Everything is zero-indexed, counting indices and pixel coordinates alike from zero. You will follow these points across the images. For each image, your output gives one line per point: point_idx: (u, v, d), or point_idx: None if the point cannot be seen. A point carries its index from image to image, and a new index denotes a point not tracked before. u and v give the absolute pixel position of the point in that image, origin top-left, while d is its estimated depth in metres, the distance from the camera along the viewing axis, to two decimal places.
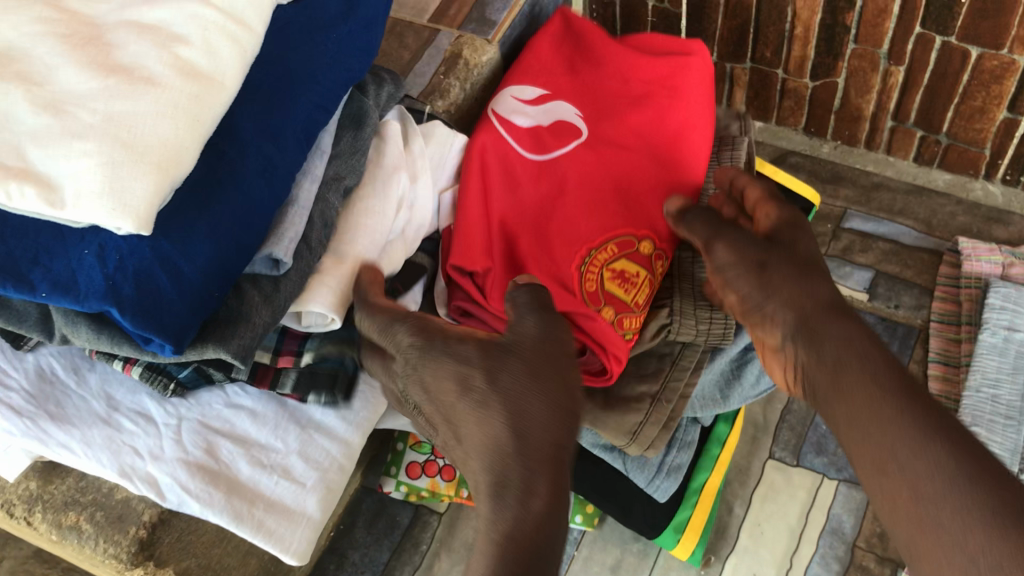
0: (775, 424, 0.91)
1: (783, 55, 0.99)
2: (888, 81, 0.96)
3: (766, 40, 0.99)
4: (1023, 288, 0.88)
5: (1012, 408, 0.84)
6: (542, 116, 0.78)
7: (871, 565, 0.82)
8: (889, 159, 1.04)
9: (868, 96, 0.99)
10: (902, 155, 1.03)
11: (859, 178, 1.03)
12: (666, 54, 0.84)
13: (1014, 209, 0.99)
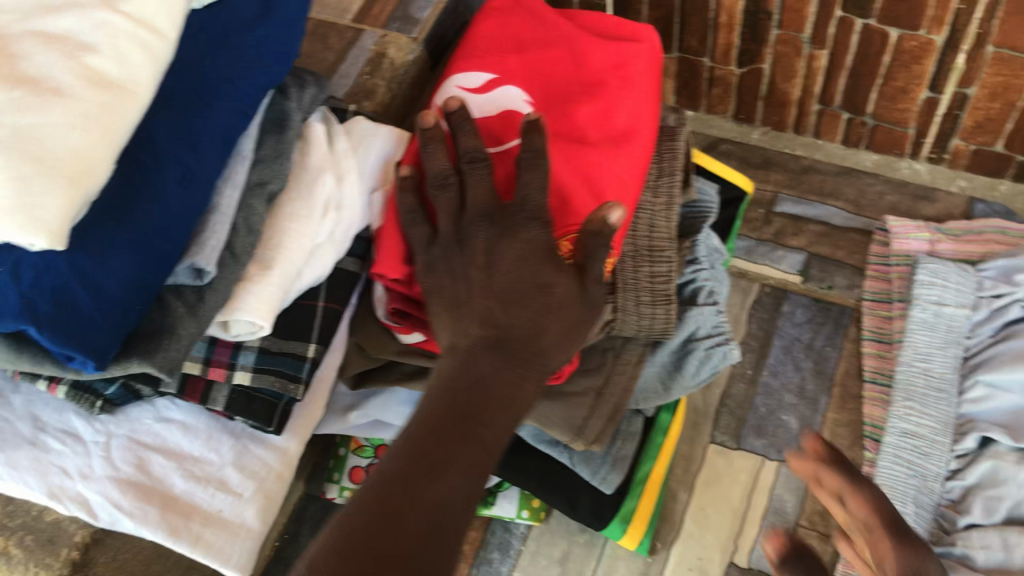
0: (716, 409, 0.91)
1: (709, 43, 1.00)
2: (812, 65, 0.97)
3: (691, 28, 0.99)
4: (949, 263, 0.90)
5: (942, 381, 0.86)
6: (483, 106, 0.72)
7: (813, 543, 0.82)
8: (818, 142, 1.05)
9: (793, 82, 1.00)
10: (831, 137, 1.04)
11: (790, 161, 1.04)
12: (618, 39, 0.79)
13: (939, 185, 1.01)
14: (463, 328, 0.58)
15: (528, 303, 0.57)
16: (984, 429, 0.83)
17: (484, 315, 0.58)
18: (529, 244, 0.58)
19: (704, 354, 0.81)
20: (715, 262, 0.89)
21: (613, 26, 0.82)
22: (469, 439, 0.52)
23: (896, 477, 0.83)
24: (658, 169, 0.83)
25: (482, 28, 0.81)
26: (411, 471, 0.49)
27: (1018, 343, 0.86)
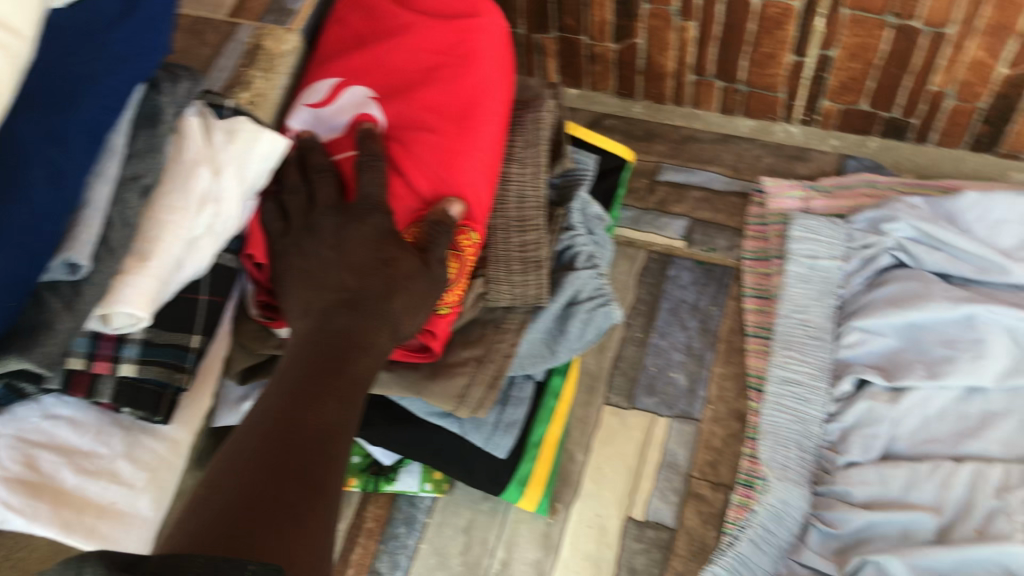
0: (609, 372, 0.95)
1: (584, 21, 1.03)
2: (683, 36, 1.00)
3: (565, 8, 1.02)
4: (821, 218, 0.96)
5: (818, 329, 0.92)
6: (332, 108, 0.81)
7: (705, 492, 0.87)
8: (696, 112, 1.09)
9: (667, 54, 1.03)
10: (708, 107, 1.09)
11: (670, 132, 1.08)
12: (455, 27, 0.89)
13: (813, 145, 1.06)
14: (318, 294, 0.68)
15: (375, 275, 0.68)
16: (859, 371, 0.89)
17: (337, 285, 0.68)
18: (375, 228, 0.71)
19: (585, 316, 0.89)
20: (596, 228, 0.96)
21: (449, 6, 0.92)
22: (337, 380, 0.61)
23: (778, 423, 0.88)
24: (523, 142, 0.91)
25: (329, 38, 0.92)
26: (287, 407, 0.58)
27: (889, 290, 0.92)
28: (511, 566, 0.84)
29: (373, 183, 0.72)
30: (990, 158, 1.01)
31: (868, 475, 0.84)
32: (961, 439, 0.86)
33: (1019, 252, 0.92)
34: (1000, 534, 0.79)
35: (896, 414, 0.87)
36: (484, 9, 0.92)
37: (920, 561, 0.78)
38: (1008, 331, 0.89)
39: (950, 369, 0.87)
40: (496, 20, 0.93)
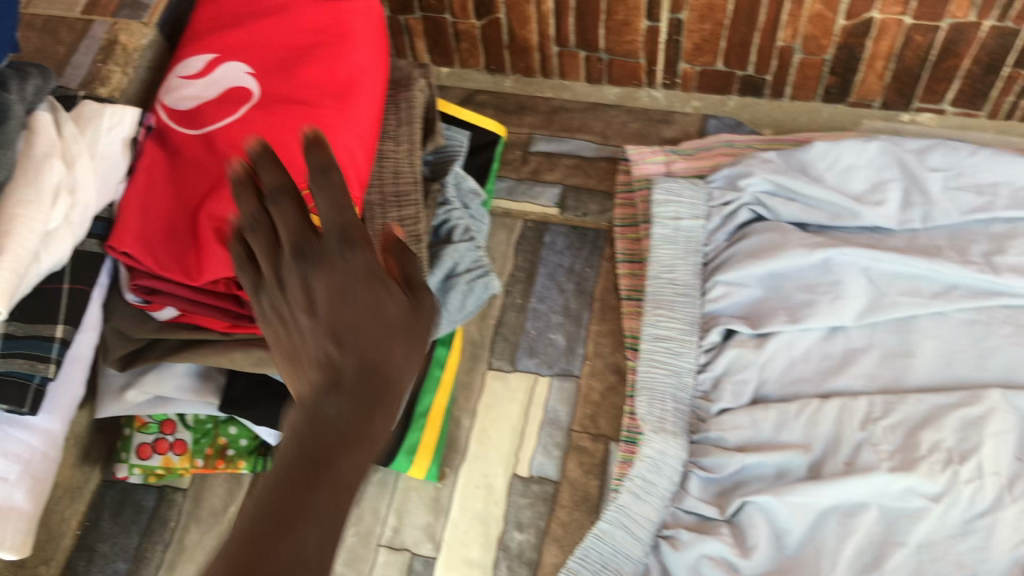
0: (491, 338, 0.97)
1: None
2: (541, 8, 1.03)
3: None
4: (682, 179, 1.00)
5: (685, 286, 0.96)
6: (209, 89, 0.83)
7: (586, 444, 0.91)
8: (564, 83, 1.13)
9: (529, 27, 1.06)
10: (575, 77, 1.12)
11: (540, 104, 1.11)
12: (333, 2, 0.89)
13: (676, 107, 1.11)
14: None
15: None
16: (725, 323, 0.93)
17: None
18: None
19: (466, 286, 0.88)
20: (472, 203, 0.95)
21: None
22: None
23: (652, 378, 0.92)
24: (397, 119, 0.89)
25: (203, 14, 0.89)
26: (253, 484, 0.46)
27: (751, 242, 0.96)
28: (403, 531, 0.87)
29: None
30: (841, 107, 1.08)
31: (739, 421, 0.88)
32: (825, 377, 0.91)
33: (867, 196, 0.97)
34: (865, 465, 0.85)
35: (762, 359, 0.91)
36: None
37: (793, 499, 0.84)
38: (864, 272, 0.94)
39: (811, 313, 0.91)
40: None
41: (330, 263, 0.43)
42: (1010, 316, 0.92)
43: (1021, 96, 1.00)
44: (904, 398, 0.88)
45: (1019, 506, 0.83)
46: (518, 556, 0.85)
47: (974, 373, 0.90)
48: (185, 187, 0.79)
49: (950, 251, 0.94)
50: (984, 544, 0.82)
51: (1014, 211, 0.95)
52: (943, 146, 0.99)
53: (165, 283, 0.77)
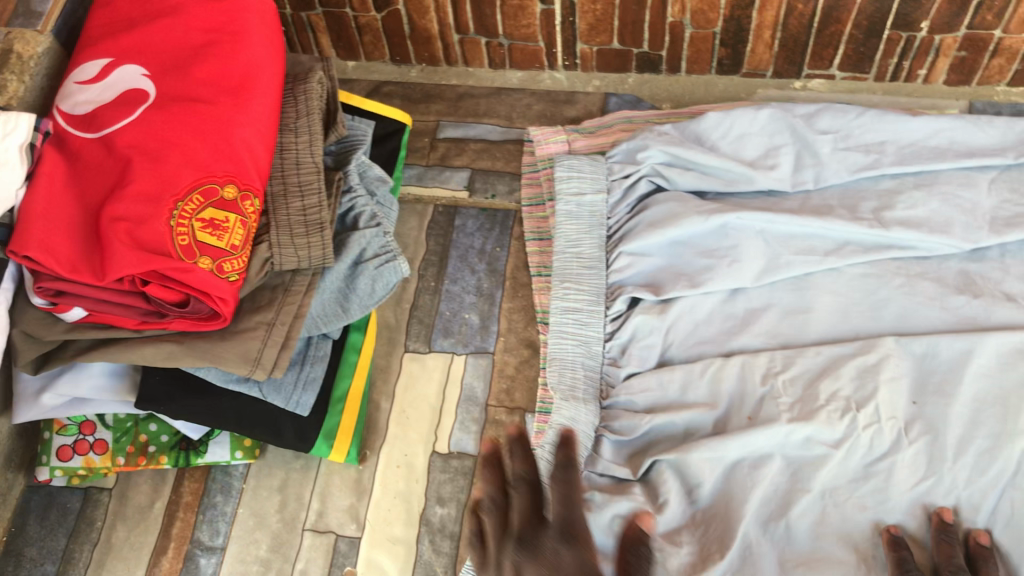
0: (406, 322, 1.00)
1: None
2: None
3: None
4: (582, 157, 1.04)
5: (590, 259, 1.00)
6: (106, 92, 0.84)
7: (502, 417, 0.94)
8: (469, 70, 1.17)
9: (428, 17, 1.09)
10: (479, 63, 1.16)
11: (446, 92, 1.15)
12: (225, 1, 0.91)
13: (578, 88, 1.15)
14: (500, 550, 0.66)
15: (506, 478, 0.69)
16: (630, 291, 0.96)
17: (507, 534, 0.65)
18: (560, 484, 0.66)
19: (374, 271, 0.91)
20: (377, 189, 0.98)
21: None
22: None
23: (563, 350, 0.95)
24: (295, 112, 0.92)
25: (96, 20, 0.90)
26: None
27: (652, 213, 0.99)
28: (327, 514, 0.90)
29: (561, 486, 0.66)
30: (735, 78, 1.12)
31: (648, 383, 0.93)
32: (728, 336, 0.95)
33: (761, 161, 1.02)
34: (766, 418, 0.89)
35: (667, 323, 0.95)
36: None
37: (700, 456, 0.87)
38: (760, 234, 0.98)
39: (711, 277, 0.95)
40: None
41: (537, 561, 0.60)
42: (900, 267, 0.97)
43: (902, 56, 1.06)
44: (803, 351, 0.92)
45: (915, 447, 0.87)
46: (440, 530, 0.87)
47: (867, 324, 0.95)
48: (87, 190, 0.80)
49: (842, 210, 0.99)
50: (883, 484, 0.87)
51: (898, 167, 1.00)
52: (830, 110, 1.04)
53: (73, 284, 0.78)
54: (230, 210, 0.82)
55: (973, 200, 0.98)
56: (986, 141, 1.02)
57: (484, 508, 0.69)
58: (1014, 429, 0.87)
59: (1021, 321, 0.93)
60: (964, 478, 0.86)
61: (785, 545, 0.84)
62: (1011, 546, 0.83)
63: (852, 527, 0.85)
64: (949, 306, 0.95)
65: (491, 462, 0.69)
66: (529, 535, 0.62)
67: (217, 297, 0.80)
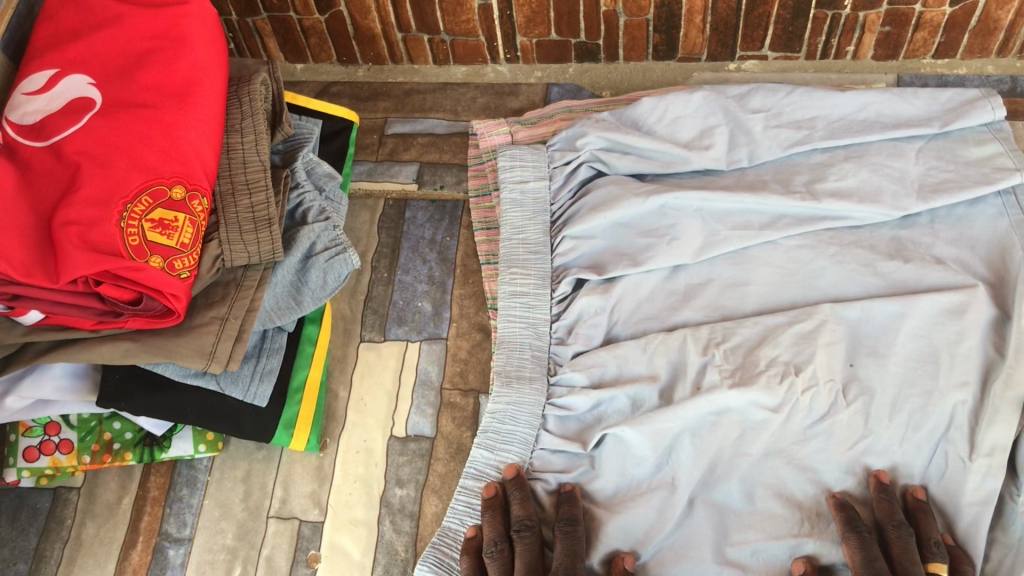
0: (361, 313, 1.04)
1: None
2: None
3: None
4: (524, 147, 1.09)
5: (535, 245, 1.05)
6: (53, 102, 0.87)
7: (457, 399, 0.98)
8: (414, 67, 1.24)
9: (371, 17, 1.15)
10: (423, 60, 1.23)
11: (393, 89, 1.21)
12: (166, 8, 0.94)
13: (521, 79, 1.21)
14: None
15: None
16: (575, 273, 1.00)
17: None
18: None
19: (325, 264, 0.94)
20: (326, 185, 1.01)
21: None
22: None
23: (512, 332, 0.99)
24: (240, 113, 0.95)
25: (41, 32, 0.93)
26: None
27: (592, 197, 1.04)
28: (290, 501, 0.93)
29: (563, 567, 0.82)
30: (672, 63, 1.18)
31: (599, 359, 0.96)
32: (670, 311, 0.99)
33: (696, 142, 1.07)
34: (710, 385, 0.92)
35: (611, 302, 0.99)
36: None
37: (650, 427, 0.91)
38: (697, 212, 1.02)
39: (651, 255, 0.99)
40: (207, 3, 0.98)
41: None
42: (833, 237, 1.01)
43: (830, 34, 1.12)
44: (741, 322, 0.96)
45: (852, 408, 0.91)
46: (400, 510, 0.91)
47: (803, 293, 0.99)
48: (37, 196, 0.82)
49: (775, 184, 1.03)
50: (823, 445, 0.91)
51: (828, 140, 1.05)
52: (761, 90, 1.10)
53: (27, 288, 0.80)
54: (179, 210, 0.85)
55: (901, 169, 1.03)
56: (912, 112, 1.07)
57: (483, 547, 0.85)
58: (944, 386, 0.91)
59: (952, 282, 0.96)
60: (899, 436, 0.90)
61: (727, 506, 0.90)
62: (945, 498, 0.88)
63: (793, 487, 0.90)
64: (881, 271, 0.98)
65: (495, 508, 0.88)
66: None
67: (169, 294, 0.83)
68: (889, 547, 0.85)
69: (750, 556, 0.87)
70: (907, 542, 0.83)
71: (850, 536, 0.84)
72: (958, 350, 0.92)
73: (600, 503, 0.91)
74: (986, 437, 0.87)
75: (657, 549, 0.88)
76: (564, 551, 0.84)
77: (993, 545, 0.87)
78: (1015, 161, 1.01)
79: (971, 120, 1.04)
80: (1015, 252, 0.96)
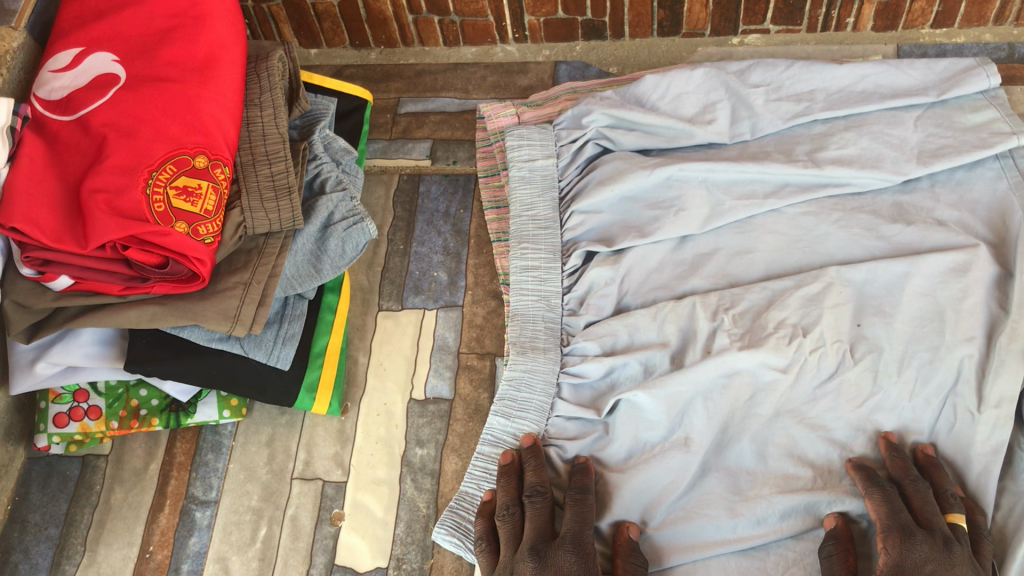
0: (379, 284, 1.10)
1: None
2: None
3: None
4: (530, 127, 1.12)
5: (545, 220, 1.07)
6: (79, 78, 0.90)
7: (473, 362, 1.03)
8: (425, 48, 1.34)
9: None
10: (434, 42, 1.33)
11: (405, 71, 1.31)
12: None
13: (529, 57, 1.31)
14: None
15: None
16: (584, 246, 1.03)
17: None
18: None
19: (343, 234, 0.98)
20: (342, 159, 1.05)
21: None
22: None
23: (525, 305, 1.02)
24: (259, 88, 0.99)
25: (66, 14, 0.96)
26: None
27: (600, 171, 1.07)
28: (313, 463, 0.98)
29: (572, 525, 0.83)
30: (676, 39, 1.28)
31: (609, 328, 0.98)
32: (678, 280, 1.01)
33: (700, 117, 1.10)
34: (720, 349, 0.93)
35: (620, 273, 1.02)
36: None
37: (663, 392, 0.92)
38: (702, 183, 1.04)
39: (659, 226, 1.01)
40: None
41: None
42: (837, 204, 1.03)
43: (830, 7, 1.20)
44: (749, 288, 0.98)
45: (861, 366, 0.93)
46: (421, 469, 0.97)
47: (808, 258, 1.01)
48: (65, 167, 0.85)
49: (778, 154, 1.06)
50: (833, 404, 0.92)
51: (828, 111, 1.07)
52: (761, 65, 1.12)
53: (57, 254, 0.82)
54: (202, 178, 0.88)
55: (901, 136, 1.05)
56: (909, 82, 1.09)
57: (496, 512, 0.88)
58: (951, 341, 0.92)
59: (955, 242, 0.97)
60: (908, 391, 0.91)
61: (740, 466, 0.91)
62: (955, 452, 0.89)
63: (805, 446, 0.91)
64: (885, 235, 1.00)
65: (509, 473, 0.90)
66: (543, 548, 0.82)
67: (194, 257, 0.85)
68: (909, 502, 0.85)
69: (766, 511, 0.87)
70: (925, 495, 0.84)
71: (872, 490, 0.84)
72: (963, 307, 0.93)
73: (612, 468, 0.92)
74: (994, 389, 0.88)
75: (668, 511, 0.89)
76: (573, 517, 0.84)
77: (1003, 494, 0.88)
78: (1012, 125, 1.03)
79: (967, 89, 1.06)
80: (1015, 213, 0.98)
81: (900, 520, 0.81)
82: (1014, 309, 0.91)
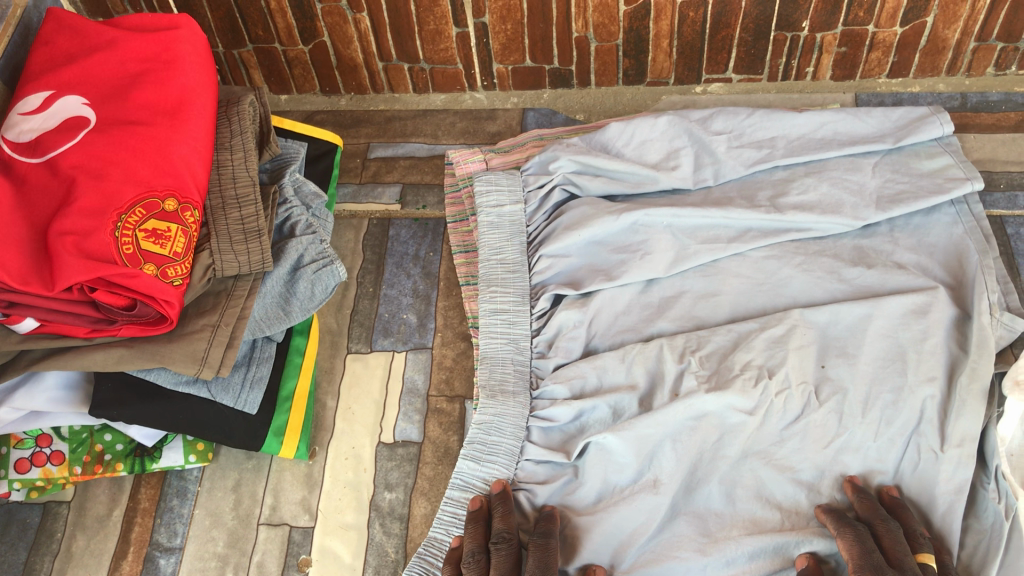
0: (348, 327, 1.11)
1: (271, 29, 1.27)
2: (360, 29, 1.25)
3: (252, 20, 1.26)
4: (500, 173, 1.13)
5: (514, 264, 1.08)
6: (48, 121, 0.90)
7: (443, 405, 1.03)
8: (395, 95, 1.37)
9: (352, 46, 1.28)
10: (403, 89, 1.36)
11: (375, 117, 1.33)
12: (159, 33, 0.97)
13: (496, 104, 1.35)
14: None
15: None
16: (552, 289, 1.04)
17: None
18: None
19: (312, 276, 0.99)
20: (312, 203, 1.06)
21: (151, 22, 0.99)
22: None
23: (494, 347, 1.02)
24: (230, 132, 0.99)
25: (36, 57, 0.96)
26: None
27: (567, 217, 1.08)
28: (280, 508, 0.97)
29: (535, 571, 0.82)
30: (641, 87, 1.32)
31: (579, 371, 0.99)
32: (645, 323, 1.02)
33: (664, 163, 1.12)
34: (687, 391, 0.94)
35: (588, 315, 1.02)
36: (184, 21, 1.00)
37: (632, 434, 0.92)
38: (667, 229, 1.06)
39: (625, 270, 1.03)
40: (197, 29, 1.02)
41: None
42: (799, 247, 1.05)
43: (790, 56, 1.25)
44: (715, 331, 0.99)
45: (826, 407, 0.93)
46: (389, 513, 0.96)
47: (772, 301, 1.02)
48: (32, 208, 0.84)
49: (741, 200, 1.08)
50: (799, 445, 0.93)
51: (789, 158, 1.10)
52: (723, 113, 1.15)
53: (23, 295, 0.81)
54: (172, 221, 0.87)
55: (860, 182, 1.07)
56: (866, 130, 1.12)
57: (463, 559, 0.86)
58: (913, 381, 0.93)
59: (914, 285, 0.99)
60: (873, 431, 0.92)
61: (708, 509, 0.91)
62: (919, 491, 0.90)
63: (772, 487, 0.91)
64: (846, 277, 1.02)
65: (478, 520, 0.89)
66: None
67: (162, 300, 0.85)
68: (880, 542, 0.85)
69: (734, 555, 0.87)
70: (896, 535, 0.84)
71: (843, 531, 0.84)
72: (924, 347, 0.95)
73: (582, 512, 0.91)
74: (956, 429, 0.90)
75: (637, 553, 0.89)
76: (537, 563, 0.83)
77: (968, 532, 0.89)
78: (965, 171, 1.06)
79: (923, 135, 1.09)
80: (971, 256, 1.00)
81: (872, 561, 0.81)
82: (973, 350, 0.93)
